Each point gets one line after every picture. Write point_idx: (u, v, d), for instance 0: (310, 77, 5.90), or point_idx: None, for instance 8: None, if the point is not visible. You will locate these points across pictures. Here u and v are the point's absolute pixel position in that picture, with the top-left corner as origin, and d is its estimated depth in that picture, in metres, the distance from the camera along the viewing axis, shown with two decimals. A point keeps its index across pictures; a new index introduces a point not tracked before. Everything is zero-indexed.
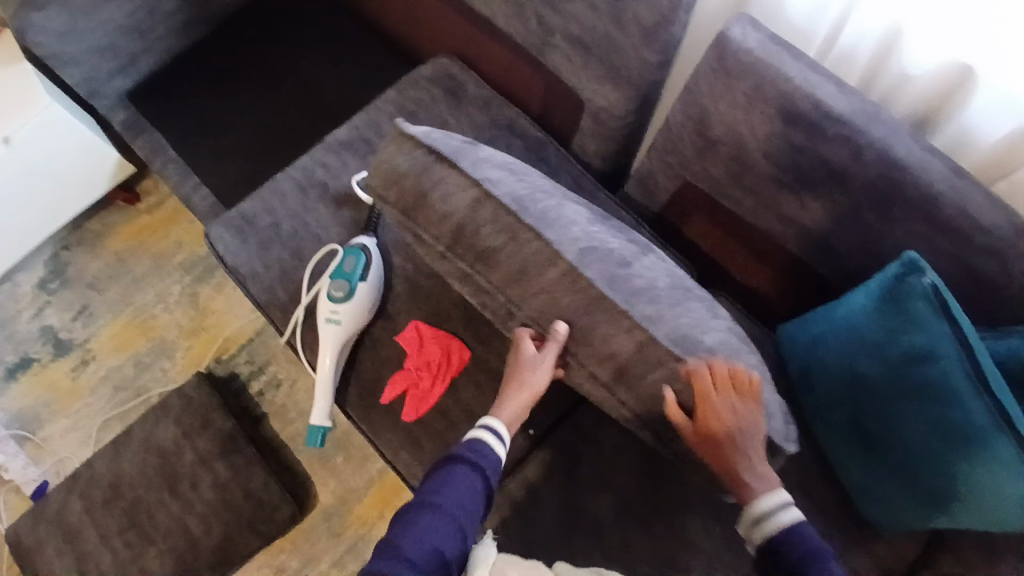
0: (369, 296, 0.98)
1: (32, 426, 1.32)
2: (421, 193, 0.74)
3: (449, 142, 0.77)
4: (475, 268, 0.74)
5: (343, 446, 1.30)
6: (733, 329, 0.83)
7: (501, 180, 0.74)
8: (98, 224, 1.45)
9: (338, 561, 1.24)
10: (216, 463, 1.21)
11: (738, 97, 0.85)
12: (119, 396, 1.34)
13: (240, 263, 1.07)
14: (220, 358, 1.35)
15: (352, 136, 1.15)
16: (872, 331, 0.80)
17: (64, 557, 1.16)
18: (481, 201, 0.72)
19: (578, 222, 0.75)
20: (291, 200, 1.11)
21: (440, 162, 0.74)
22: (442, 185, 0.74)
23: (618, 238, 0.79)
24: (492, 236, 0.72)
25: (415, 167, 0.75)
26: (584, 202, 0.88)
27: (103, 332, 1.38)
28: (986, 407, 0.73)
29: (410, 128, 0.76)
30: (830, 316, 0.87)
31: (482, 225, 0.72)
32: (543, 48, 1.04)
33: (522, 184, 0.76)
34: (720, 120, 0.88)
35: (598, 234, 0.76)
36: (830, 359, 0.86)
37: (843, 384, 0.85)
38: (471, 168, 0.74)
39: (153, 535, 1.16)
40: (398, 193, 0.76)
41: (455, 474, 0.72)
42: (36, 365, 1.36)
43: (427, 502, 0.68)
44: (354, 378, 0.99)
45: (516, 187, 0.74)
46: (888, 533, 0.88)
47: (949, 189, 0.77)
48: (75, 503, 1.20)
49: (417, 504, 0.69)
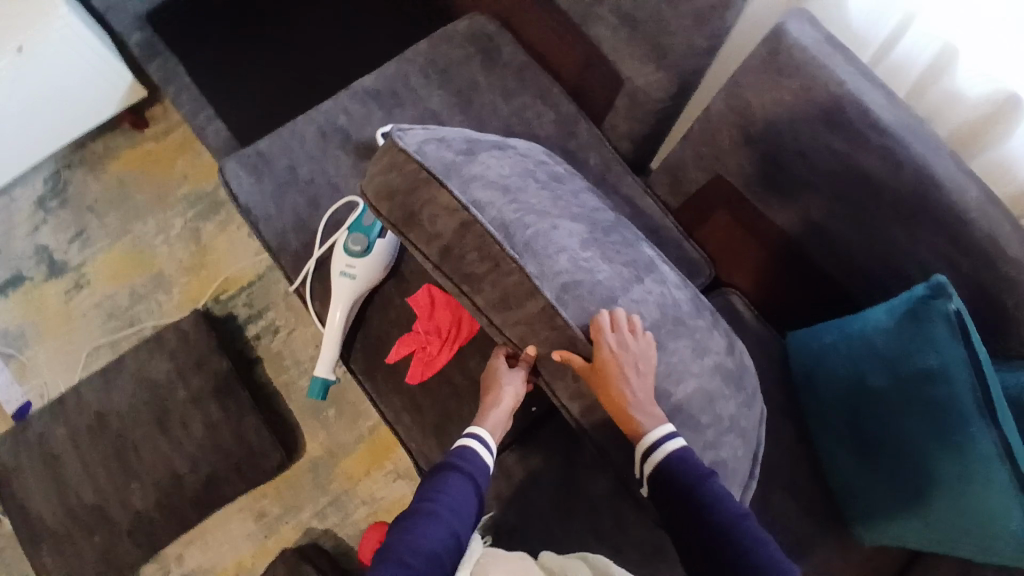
0: (387, 251, 0.96)
1: (18, 345, 1.30)
2: (409, 213, 0.73)
3: (441, 155, 0.73)
4: (463, 289, 0.73)
5: (337, 401, 1.30)
6: (722, 364, 0.80)
7: (491, 202, 0.71)
8: (102, 146, 1.40)
9: (321, 512, 1.26)
10: (207, 403, 1.19)
11: (785, 95, 0.83)
12: (112, 324, 1.31)
13: (253, 204, 1.04)
14: (219, 297, 1.32)
15: (379, 87, 1.11)
16: (887, 347, 0.81)
17: (45, 481, 1.15)
18: (471, 225, 0.70)
19: (569, 248, 0.72)
20: (311, 146, 1.07)
21: (429, 181, 0.71)
22: (430, 202, 0.72)
23: (616, 262, 0.76)
24: (478, 264, 0.70)
25: (405, 183, 0.73)
26: (592, 207, 0.83)
27: (98, 259, 1.34)
28: (991, 438, 0.74)
29: (400, 140, 0.73)
30: (846, 327, 0.87)
31: (467, 251, 0.71)
32: (588, 20, 1.01)
33: (514, 203, 0.72)
34: (763, 118, 0.86)
35: (588, 260, 0.72)
36: (840, 369, 0.87)
37: (850, 395, 0.86)
38: (460, 190, 0.71)
39: (138, 468, 1.15)
40: (389, 207, 0.74)
41: (455, 482, 0.67)
42: (27, 284, 1.33)
43: (425, 509, 0.63)
44: (362, 334, 0.99)
45: (507, 210, 0.71)
46: (871, 542, 0.91)
47: (980, 216, 0.76)
48: (60, 428, 1.18)
49: (415, 510, 0.64)
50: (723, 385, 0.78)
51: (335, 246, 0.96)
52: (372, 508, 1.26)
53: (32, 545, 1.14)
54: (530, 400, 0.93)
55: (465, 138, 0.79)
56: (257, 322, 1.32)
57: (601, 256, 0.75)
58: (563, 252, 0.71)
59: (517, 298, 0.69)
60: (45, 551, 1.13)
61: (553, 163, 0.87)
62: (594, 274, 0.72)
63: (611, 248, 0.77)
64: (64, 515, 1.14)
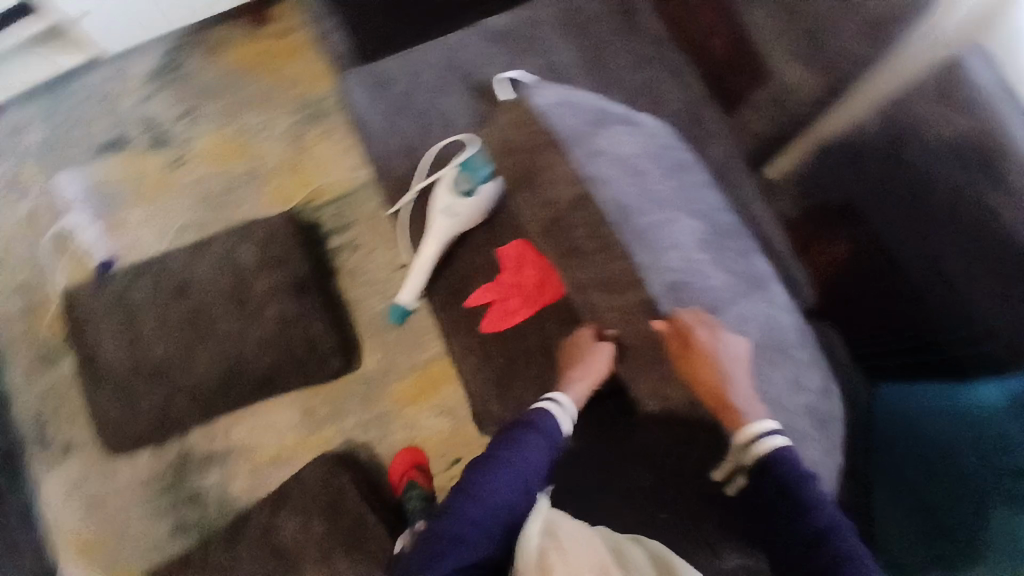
0: (489, 196, 0.96)
1: (112, 205, 1.36)
2: (530, 174, 0.73)
3: (573, 123, 0.72)
4: (562, 263, 0.73)
5: (399, 326, 1.35)
6: (814, 407, 0.78)
7: (613, 182, 0.70)
8: (224, 32, 1.43)
9: (364, 426, 1.32)
10: (284, 298, 1.24)
11: (949, 135, 0.77)
12: (205, 205, 1.34)
13: (367, 121, 1.03)
14: (309, 203, 1.35)
15: (513, 24, 1.06)
16: (998, 425, 0.67)
17: (120, 335, 1.21)
18: (588, 199, 0.69)
19: (683, 247, 0.71)
20: (433, 71, 1.04)
21: (556, 147, 0.71)
22: (555, 170, 0.71)
23: (726, 272, 0.75)
24: (585, 240, 0.70)
25: (532, 143, 0.72)
26: (716, 211, 0.81)
27: (201, 141, 1.38)
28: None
29: (536, 98, 0.73)
30: (952, 397, 0.75)
31: (576, 227, 0.70)
32: (750, 4, 0.97)
33: (637, 188, 0.71)
34: (915, 151, 0.82)
35: (700, 264, 0.72)
36: (927, 438, 0.75)
37: (934, 471, 0.72)
38: (586, 163, 0.70)
39: (210, 342, 1.21)
40: (510, 164, 0.74)
41: (528, 437, 0.69)
42: (126, 151, 1.38)
43: (498, 461, 0.67)
44: (449, 272, 1.02)
45: (629, 194, 0.70)
46: None
47: None
48: (140, 289, 1.22)
49: (487, 460, 0.68)
50: (813, 428, 0.76)
51: (439, 182, 0.97)
52: (410, 433, 1.32)
53: (97, 392, 1.22)
54: None
55: (599, 112, 0.77)
56: (341, 235, 1.36)
57: (714, 262, 0.74)
58: (678, 253, 0.71)
59: (620, 283, 0.69)
60: (105, 398, 1.21)
61: (687, 157, 0.84)
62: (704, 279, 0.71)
63: (726, 257, 0.76)
64: (127, 370, 1.21)
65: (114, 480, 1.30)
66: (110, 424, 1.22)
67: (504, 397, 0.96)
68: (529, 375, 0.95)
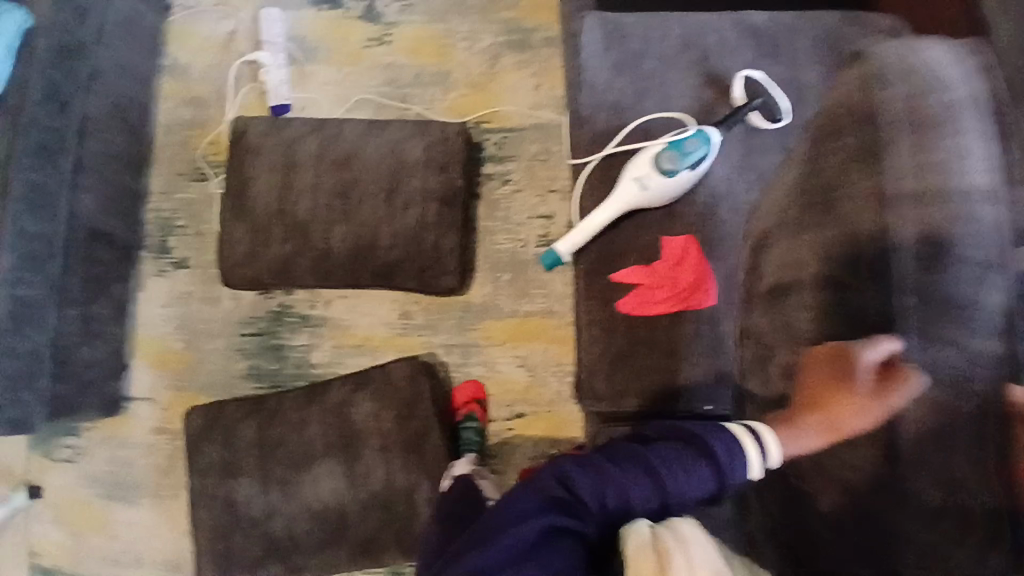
0: (684, 182, 0.94)
1: (306, 57, 1.38)
2: (834, 127, 0.89)
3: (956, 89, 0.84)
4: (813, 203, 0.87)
5: (516, 271, 1.33)
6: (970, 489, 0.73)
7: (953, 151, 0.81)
8: None
9: (448, 347, 1.32)
10: (431, 204, 1.23)
11: None
12: (387, 90, 1.37)
13: (589, 67, 1.01)
14: (480, 124, 1.36)
15: (768, 29, 1.02)
16: None
17: (275, 176, 1.25)
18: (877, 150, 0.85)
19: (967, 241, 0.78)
20: (671, 45, 1.01)
21: (902, 101, 0.85)
22: (860, 132, 0.86)
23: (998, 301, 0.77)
24: (843, 182, 0.86)
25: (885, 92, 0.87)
26: None
27: (409, 28, 1.39)
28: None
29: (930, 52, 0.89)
30: None
31: (826, 166, 0.88)
32: None
33: (970, 166, 0.81)
34: None
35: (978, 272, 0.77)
36: None
37: None
38: (934, 124, 0.83)
39: (351, 216, 1.24)
40: (835, 118, 0.90)
41: (700, 468, 0.72)
42: (339, 11, 1.40)
43: (656, 470, 0.71)
44: (607, 240, 0.99)
45: (963, 167, 0.81)
46: None
47: None
48: (309, 143, 1.26)
49: (648, 462, 0.72)
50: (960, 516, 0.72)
51: (645, 150, 0.95)
52: (487, 372, 1.31)
53: (231, 218, 1.25)
54: (713, 397, 0.92)
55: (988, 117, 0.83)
56: (496, 165, 1.36)
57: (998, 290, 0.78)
58: (952, 271, 0.78)
59: (830, 219, 0.85)
60: (240, 230, 1.24)
61: None
62: (980, 311, 0.76)
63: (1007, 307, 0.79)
64: (271, 213, 1.24)
65: (212, 307, 1.32)
66: (238, 255, 1.25)
67: (615, 377, 0.95)
68: (648, 367, 0.94)
